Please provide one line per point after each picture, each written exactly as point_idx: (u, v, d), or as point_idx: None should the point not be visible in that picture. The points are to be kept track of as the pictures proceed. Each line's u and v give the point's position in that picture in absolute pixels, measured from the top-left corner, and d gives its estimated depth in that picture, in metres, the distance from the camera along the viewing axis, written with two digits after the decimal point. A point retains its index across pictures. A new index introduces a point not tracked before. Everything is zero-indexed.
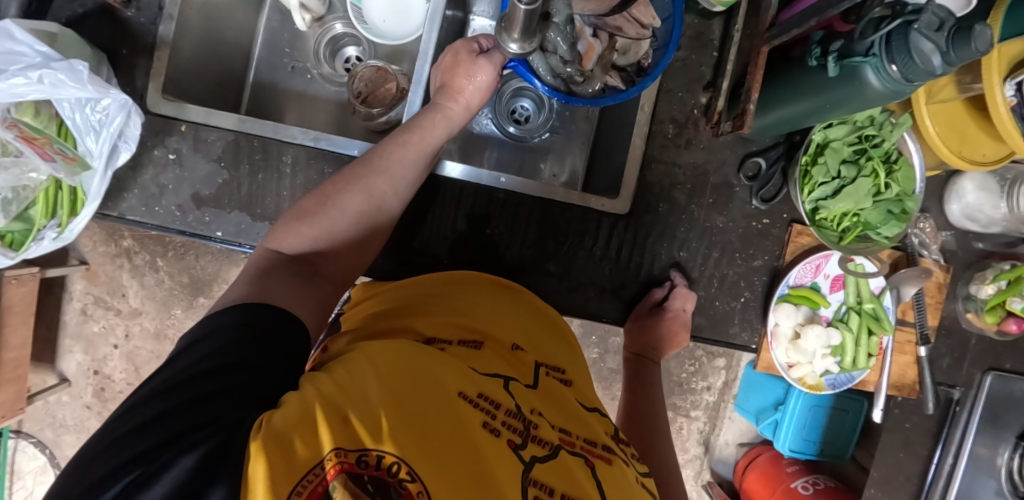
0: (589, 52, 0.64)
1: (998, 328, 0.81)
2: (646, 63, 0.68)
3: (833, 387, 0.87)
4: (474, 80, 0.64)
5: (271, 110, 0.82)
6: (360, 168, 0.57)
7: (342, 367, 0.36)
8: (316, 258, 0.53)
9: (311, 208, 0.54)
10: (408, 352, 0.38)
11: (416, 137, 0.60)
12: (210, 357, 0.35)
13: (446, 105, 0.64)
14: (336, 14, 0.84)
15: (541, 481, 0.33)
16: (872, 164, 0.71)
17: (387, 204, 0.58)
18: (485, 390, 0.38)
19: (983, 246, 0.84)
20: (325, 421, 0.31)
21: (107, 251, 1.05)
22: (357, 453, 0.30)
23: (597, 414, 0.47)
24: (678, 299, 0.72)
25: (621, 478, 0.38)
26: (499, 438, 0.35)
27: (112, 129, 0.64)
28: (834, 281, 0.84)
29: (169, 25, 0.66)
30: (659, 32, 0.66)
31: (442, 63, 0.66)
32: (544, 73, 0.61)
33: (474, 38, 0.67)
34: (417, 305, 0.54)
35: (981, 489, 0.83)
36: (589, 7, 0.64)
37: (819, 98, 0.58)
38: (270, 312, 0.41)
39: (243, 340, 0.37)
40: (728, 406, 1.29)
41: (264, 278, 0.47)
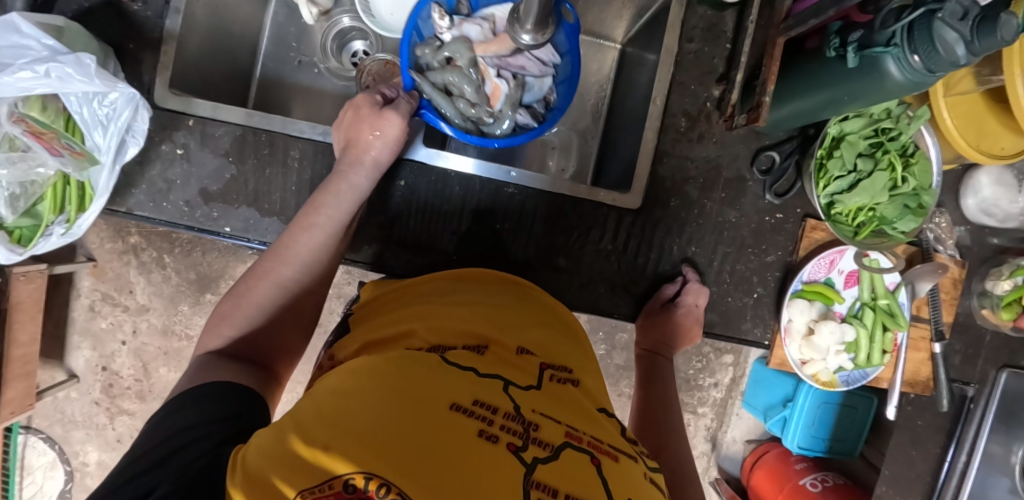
0: (495, 92, 0.66)
1: (1014, 325, 0.79)
2: (552, 98, 0.71)
3: (846, 383, 0.83)
4: (380, 133, 0.62)
5: (278, 105, 0.81)
6: (269, 259, 0.55)
7: (329, 393, 0.36)
8: (247, 346, 0.51)
9: (228, 311, 0.52)
10: (395, 370, 0.37)
11: (318, 218, 0.58)
12: (182, 418, 0.38)
13: (349, 169, 0.62)
14: (342, 7, 0.83)
15: (543, 482, 0.31)
16: (889, 157, 0.69)
17: (309, 287, 0.57)
18: (482, 397, 0.37)
19: (998, 242, 0.83)
20: (308, 449, 0.30)
21: (114, 248, 1.04)
22: (339, 478, 0.28)
23: (606, 415, 0.46)
24: (691, 295, 0.71)
25: (629, 476, 0.37)
26: (497, 443, 0.33)
27: (120, 123, 0.63)
28: (848, 277, 0.80)
29: (176, 19, 0.66)
30: (560, 68, 0.70)
31: (343, 120, 0.65)
32: (452, 116, 0.65)
33: (374, 90, 0.66)
34: (419, 308, 0.53)
35: (993, 487, 0.83)
36: (491, 49, 0.66)
37: (836, 90, 0.57)
38: (232, 386, 0.43)
39: (216, 395, 0.40)
40: (735, 403, 1.29)
41: (196, 372, 0.45)
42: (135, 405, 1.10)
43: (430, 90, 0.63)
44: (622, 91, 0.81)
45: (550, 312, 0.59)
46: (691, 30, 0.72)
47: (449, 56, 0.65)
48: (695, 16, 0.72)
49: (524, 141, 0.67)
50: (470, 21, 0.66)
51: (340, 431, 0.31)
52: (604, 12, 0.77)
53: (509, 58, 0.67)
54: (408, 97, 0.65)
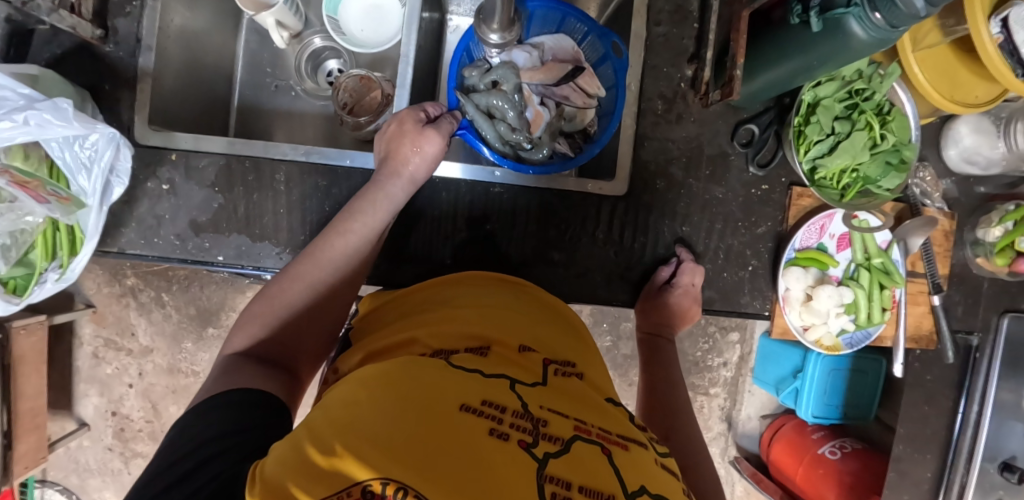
0: (537, 119, 0.69)
1: (1009, 270, 0.80)
2: (591, 130, 0.73)
3: (849, 346, 0.82)
4: (420, 150, 0.62)
5: (260, 132, 0.83)
6: (303, 263, 0.55)
7: (339, 403, 0.36)
8: (270, 349, 0.51)
9: (259, 312, 0.53)
10: (402, 376, 0.37)
11: (355, 224, 0.59)
12: (208, 426, 0.38)
13: (388, 181, 0.62)
14: (313, 29, 0.85)
15: (557, 476, 0.32)
16: (866, 117, 0.69)
17: (338, 290, 0.57)
18: (489, 396, 0.37)
19: (985, 190, 0.84)
20: (323, 459, 0.30)
21: (112, 292, 1.05)
22: (358, 485, 0.29)
23: (614, 404, 0.46)
24: (686, 274, 0.70)
25: (640, 463, 0.37)
26: (509, 441, 0.33)
27: (103, 164, 0.63)
28: (840, 240, 0.80)
29: (149, 56, 0.66)
30: (603, 100, 0.72)
31: (386, 131, 0.64)
32: (491, 138, 0.64)
33: (420, 106, 0.65)
34: (422, 315, 0.53)
35: (1009, 434, 0.84)
36: (537, 76, 0.69)
37: (803, 57, 0.58)
38: (258, 396, 0.42)
39: (241, 408, 0.40)
40: (746, 380, 1.36)
41: (222, 375, 0.45)
42: (149, 447, 1.09)
43: (472, 110, 0.63)
44: None
45: (555, 312, 0.59)
46: (658, 13, 0.72)
47: (495, 80, 0.67)
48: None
49: (558, 169, 0.66)
50: (521, 48, 0.70)
51: (352, 438, 0.31)
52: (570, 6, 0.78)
53: (556, 89, 0.70)
54: (451, 117, 0.64)
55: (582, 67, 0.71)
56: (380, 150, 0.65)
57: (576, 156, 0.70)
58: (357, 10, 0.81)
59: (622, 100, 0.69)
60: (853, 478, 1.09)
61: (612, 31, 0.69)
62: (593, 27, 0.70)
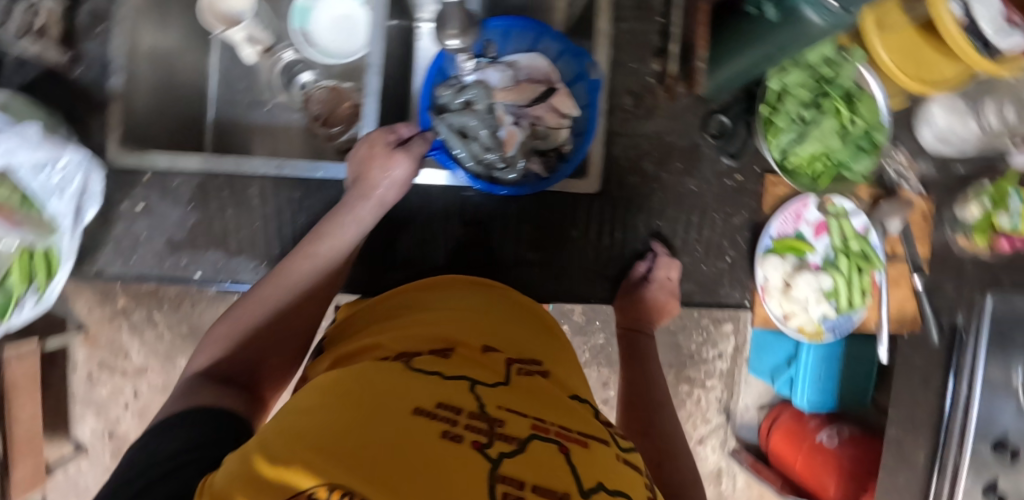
0: (510, 139, 0.67)
1: (990, 248, 0.82)
2: (565, 148, 0.71)
3: (831, 332, 0.81)
4: (389, 174, 0.62)
5: (236, 147, 0.83)
6: (270, 285, 0.57)
7: (291, 416, 0.35)
8: (233, 368, 0.51)
9: (226, 333, 0.53)
10: (356, 387, 0.37)
11: (322, 247, 0.60)
12: (165, 445, 0.38)
13: (356, 203, 0.63)
14: (283, 43, 0.84)
15: (509, 476, 0.32)
16: (833, 102, 0.70)
17: (306, 310, 0.58)
18: (445, 399, 0.38)
19: (961, 169, 0.82)
20: (268, 471, 0.30)
21: (104, 314, 1.06)
22: (301, 494, 0.28)
23: (579, 401, 0.46)
24: (663, 268, 0.71)
25: (599, 460, 0.37)
26: (462, 442, 0.33)
27: (73, 188, 0.63)
28: (817, 226, 0.79)
29: (118, 78, 0.67)
30: (578, 119, 0.71)
31: (357, 154, 0.65)
32: (465, 159, 0.65)
33: (392, 127, 0.65)
34: (391, 321, 0.53)
35: None
36: (510, 97, 0.68)
37: (767, 46, 0.58)
38: (216, 414, 0.42)
39: (198, 426, 0.40)
40: (742, 371, 1.34)
41: (182, 395, 0.45)
42: None
43: (445, 131, 0.64)
44: None
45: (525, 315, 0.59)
46: (622, 10, 0.73)
47: (467, 100, 0.66)
48: None
49: (531, 190, 0.67)
50: (495, 66, 0.69)
51: (300, 446, 0.31)
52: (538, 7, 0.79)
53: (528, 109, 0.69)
54: (423, 137, 0.64)
55: (555, 87, 0.69)
56: (351, 172, 0.66)
57: (548, 177, 0.69)
58: (326, 20, 0.83)
59: (593, 119, 0.70)
60: (851, 463, 1.13)
61: (586, 51, 0.69)
62: (568, 47, 0.70)
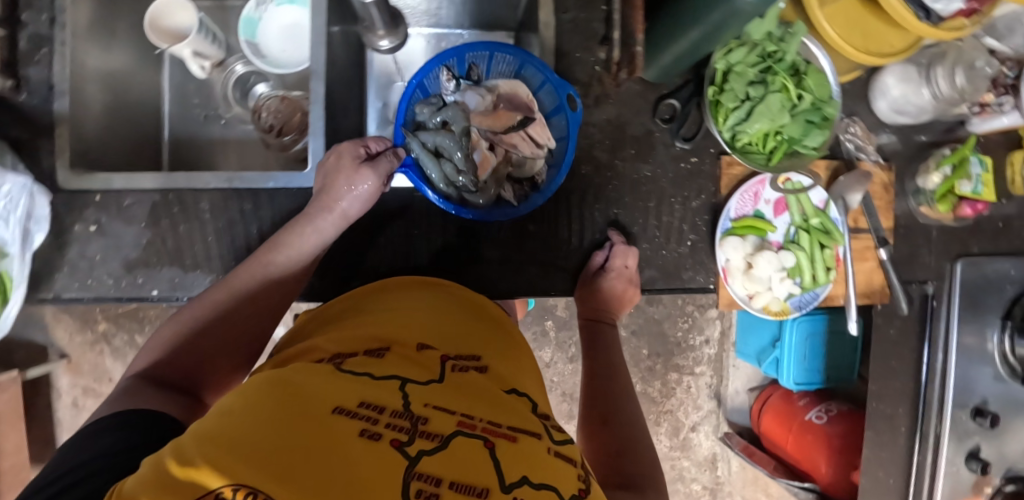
0: (484, 163, 0.70)
1: (955, 215, 0.82)
2: (541, 179, 0.73)
3: (798, 308, 0.81)
4: (355, 188, 0.63)
5: (195, 163, 0.83)
6: (223, 291, 0.57)
7: (210, 416, 0.35)
8: (175, 371, 0.51)
9: (172, 337, 0.53)
10: (281, 386, 0.37)
11: (280, 257, 0.60)
12: (88, 447, 0.37)
13: (320, 215, 0.62)
14: (235, 55, 0.85)
15: (426, 473, 0.32)
16: (780, 78, 0.69)
17: (258, 317, 0.58)
18: (368, 398, 0.37)
19: (927, 138, 0.82)
20: (178, 472, 0.29)
21: (85, 340, 1.06)
22: (209, 494, 0.28)
23: (517, 395, 0.46)
24: (619, 257, 0.70)
25: (527, 452, 0.37)
26: (380, 441, 0.33)
27: (19, 212, 0.64)
28: (777, 204, 0.80)
29: (63, 101, 0.67)
30: (555, 149, 0.72)
31: (324, 165, 0.65)
32: (436, 179, 0.67)
33: (362, 141, 0.67)
34: (336, 324, 0.53)
35: (978, 378, 0.81)
36: (487, 121, 0.72)
37: (702, 25, 0.57)
38: (145, 416, 0.42)
39: (124, 430, 0.39)
40: (730, 355, 1.35)
41: (118, 399, 0.45)
42: None
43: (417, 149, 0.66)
44: None
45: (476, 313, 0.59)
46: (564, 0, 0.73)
47: (444, 121, 0.69)
48: None
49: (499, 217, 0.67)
50: (475, 91, 0.72)
51: (212, 446, 0.31)
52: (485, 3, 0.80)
53: (503, 135, 0.72)
54: (394, 153, 0.66)
55: (532, 116, 0.71)
56: (317, 184, 0.66)
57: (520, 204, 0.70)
58: (275, 30, 0.83)
59: (570, 153, 0.69)
60: (841, 440, 1.10)
61: (569, 84, 0.68)
62: (550, 78, 0.70)
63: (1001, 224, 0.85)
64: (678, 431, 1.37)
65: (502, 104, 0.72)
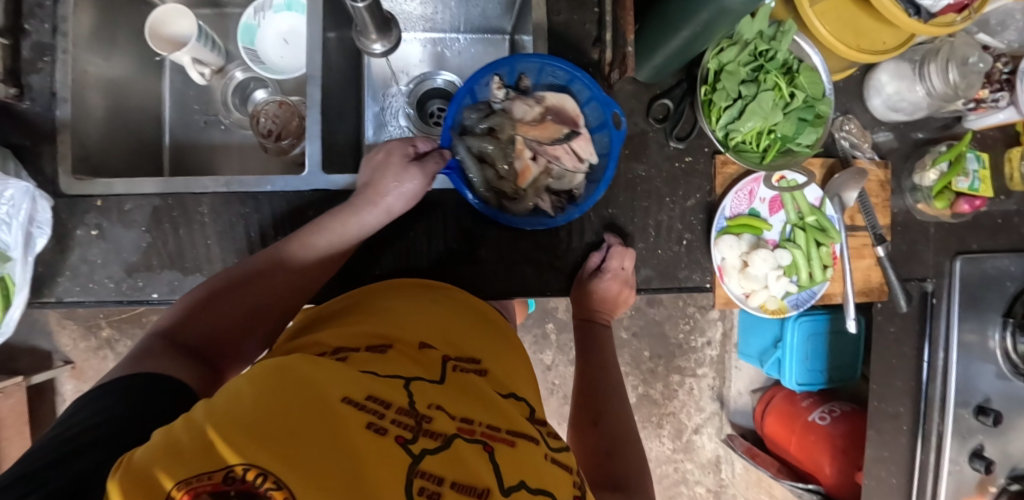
0: (525, 172, 0.71)
1: (953, 212, 0.81)
2: (576, 193, 0.72)
3: (796, 306, 0.81)
4: (399, 186, 0.63)
5: (196, 168, 0.84)
6: (259, 263, 0.57)
7: (224, 392, 0.35)
8: (200, 336, 0.51)
9: (201, 301, 0.53)
10: (294, 368, 0.37)
11: (320, 240, 0.61)
12: (101, 412, 0.38)
13: (363, 208, 0.63)
14: (234, 62, 0.86)
15: (429, 472, 0.33)
16: (772, 77, 0.69)
17: (289, 293, 0.58)
18: (375, 392, 0.38)
19: (923, 135, 0.83)
20: (192, 444, 0.30)
21: (88, 346, 1.07)
22: (223, 470, 0.29)
23: (513, 399, 0.47)
24: (616, 258, 0.71)
25: (525, 457, 0.38)
26: (385, 436, 0.34)
27: (20, 217, 0.64)
28: (772, 203, 0.80)
29: (66, 108, 0.68)
30: (595, 167, 0.71)
31: (372, 160, 0.67)
32: (477, 185, 0.69)
33: (409, 141, 0.68)
34: (351, 316, 0.54)
35: (980, 376, 0.81)
36: (534, 131, 0.71)
37: (692, 25, 0.58)
38: (155, 384, 0.42)
39: (136, 398, 0.40)
40: (732, 356, 1.35)
41: (136, 359, 0.45)
42: None
43: (462, 155, 0.67)
44: None
45: (480, 313, 0.60)
46: (556, 3, 0.73)
47: (490, 128, 0.71)
48: None
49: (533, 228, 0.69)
50: (524, 100, 0.71)
51: (227, 423, 0.31)
52: (479, 8, 0.81)
53: (548, 146, 0.71)
54: (439, 154, 0.66)
55: (577, 131, 0.70)
56: (362, 177, 0.67)
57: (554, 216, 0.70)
58: (273, 36, 0.84)
59: (610, 170, 0.68)
60: (844, 441, 1.08)
61: (614, 103, 0.67)
62: (597, 95, 0.69)
63: (1001, 220, 0.84)
64: (681, 433, 1.36)
65: (550, 115, 0.71)
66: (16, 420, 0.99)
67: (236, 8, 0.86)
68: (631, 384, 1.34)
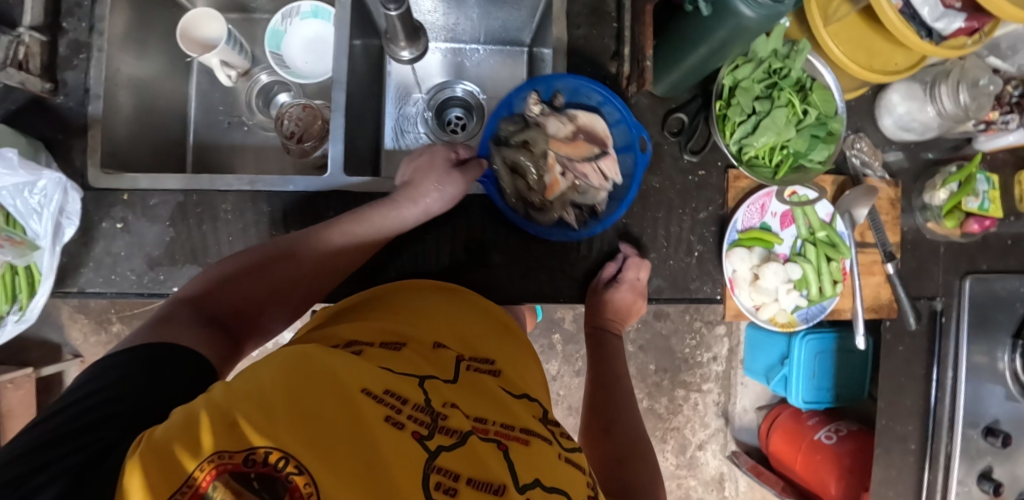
0: (554, 185, 0.72)
1: (962, 231, 0.82)
2: (600, 209, 0.73)
3: (806, 320, 0.82)
4: (440, 188, 0.66)
5: (218, 167, 0.86)
6: (286, 243, 0.59)
7: (245, 376, 0.36)
8: (222, 307, 0.52)
9: (225, 275, 0.55)
10: (312, 355, 0.38)
11: (360, 228, 0.63)
12: (116, 384, 0.39)
13: (403, 204, 0.65)
14: (260, 66, 0.89)
15: (444, 468, 0.33)
16: (786, 94, 0.70)
17: (313, 273, 0.59)
18: (393, 387, 0.38)
19: (932, 156, 0.84)
20: (211, 425, 0.31)
21: (99, 340, 1.09)
22: (246, 452, 0.30)
23: (527, 400, 0.48)
24: (631, 269, 0.71)
25: (539, 456, 0.38)
26: (403, 430, 0.35)
27: (52, 207, 0.66)
28: (784, 217, 0.81)
29: (98, 104, 0.71)
30: (619, 187, 0.73)
31: (416, 159, 0.69)
32: (508, 193, 0.71)
33: (453, 146, 0.70)
34: (365, 312, 0.54)
35: (989, 396, 0.80)
36: (566, 147, 0.73)
37: (708, 41, 0.60)
38: (169, 353, 0.43)
39: (152, 370, 0.41)
40: (737, 372, 1.35)
41: (158, 326, 0.47)
42: None
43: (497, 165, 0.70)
44: None
45: (492, 316, 0.60)
46: (576, 17, 0.75)
47: (524, 140, 0.72)
48: (577, 4, 0.75)
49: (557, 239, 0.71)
50: (558, 117, 0.72)
51: (251, 407, 0.33)
52: (500, 20, 0.83)
53: (579, 163, 0.73)
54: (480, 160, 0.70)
55: (606, 150, 0.72)
56: (402, 176, 0.69)
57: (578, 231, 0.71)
58: (298, 42, 0.86)
59: (633, 191, 0.70)
60: (851, 460, 1.08)
61: (642, 127, 0.69)
62: (628, 118, 0.70)
63: (1010, 241, 0.85)
64: (684, 449, 1.36)
65: (583, 134, 0.73)
66: (23, 411, 1.00)
67: (264, 14, 0.89)
68: (636, 398, 1.34)
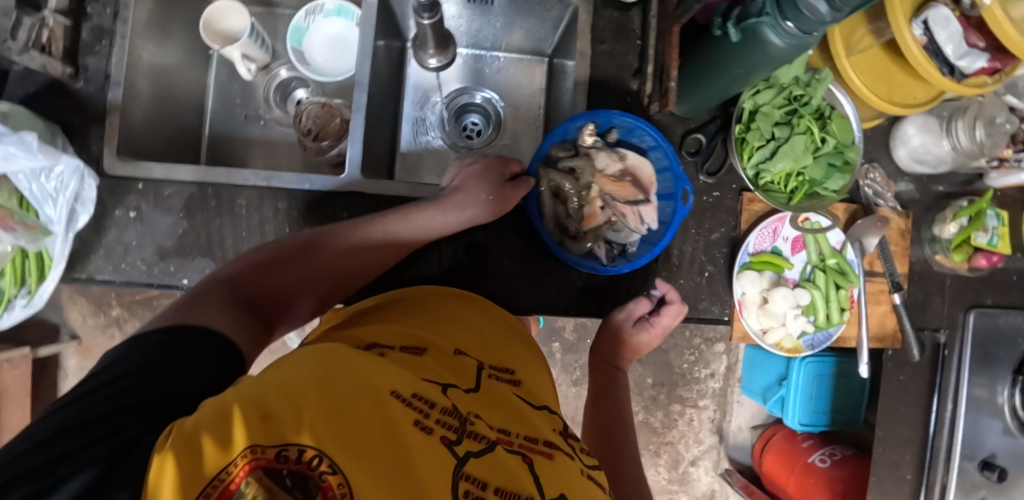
0: (591, 217, 0.74)
1: (969, 265, 0.82)
2: (631, 249, 0.75)
3: (811, 347, 0.83)
4: (493, 196, 0.67)
5: (231, 160, 0.86)
6: (318, 235, 0.59)
7: (277, 370, 0.36)
8: (253, 289, 0.53)
9: (258, 260, 0.55)
10: (341, 354, 0.38)
11: (399, 228, 0.63)
12: (143, 369, 0.38)
13: (447, 205, 0.66)
14: (280, 61, 0.88)
15: (473, 475, 0.33)
16: (805, 121, 0.71)
17: (341, 268, 0.60)
18: (421, 391, 0.38)
19: (944, 189, 0.84)
20: (245, 417, 0.31)
21: (97, 323, 1.08)
22: (281, 449, 0.30)
23: (545, 411, 0.48)
24: (669, 315, 0.72)
25: (562, 469, 0.38)
26: (431, 434, 0.35)
27: (68, 193, 0.67)
28: (795, 242, 0.82)
29: (117, 91, 0.70)
30: (654, 231, 0.74)
31: (468, 167, 0.70)
32: (549, 216, 0.72)
33: (505, 160, 0.71)
34: (384, 315, 0.54)
35: (987, 431, 0.82)
36: (612, 185, 0.74)
37: (733, 66, 0.60)
38: (199, 336, 0.43)
39: (181, 354, 0.40)
40: (734, 391, 1.35)
41: (189, 305, 0.47)
42: None
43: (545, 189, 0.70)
44: (554, 98, 0.86)
45: (509, 324, 0.60)
46: (601, 32, 0.76)
47: (572, 168, 0.73)
48: (602, 19, 0.76)
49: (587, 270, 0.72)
50: (608, 154, 0.74)
51: (284, 402, 0.33)
52: (523, 30, 0.83)
53: (620, 203, 0.75)
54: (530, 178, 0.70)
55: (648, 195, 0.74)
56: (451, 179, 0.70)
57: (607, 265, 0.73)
58: (320, 40, 0.86)
59: (667, 238, 0.70)
60: (843, 485, 1.06)
61: (687, 179, 0.69)
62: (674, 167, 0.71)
63: (1016, 278, 0.85)
64: (677, 464, 1.36)
65: (630, 175, 0.74)
66: (18, 391, 1.00)
67: (287, 9, 0.89)
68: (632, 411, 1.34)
